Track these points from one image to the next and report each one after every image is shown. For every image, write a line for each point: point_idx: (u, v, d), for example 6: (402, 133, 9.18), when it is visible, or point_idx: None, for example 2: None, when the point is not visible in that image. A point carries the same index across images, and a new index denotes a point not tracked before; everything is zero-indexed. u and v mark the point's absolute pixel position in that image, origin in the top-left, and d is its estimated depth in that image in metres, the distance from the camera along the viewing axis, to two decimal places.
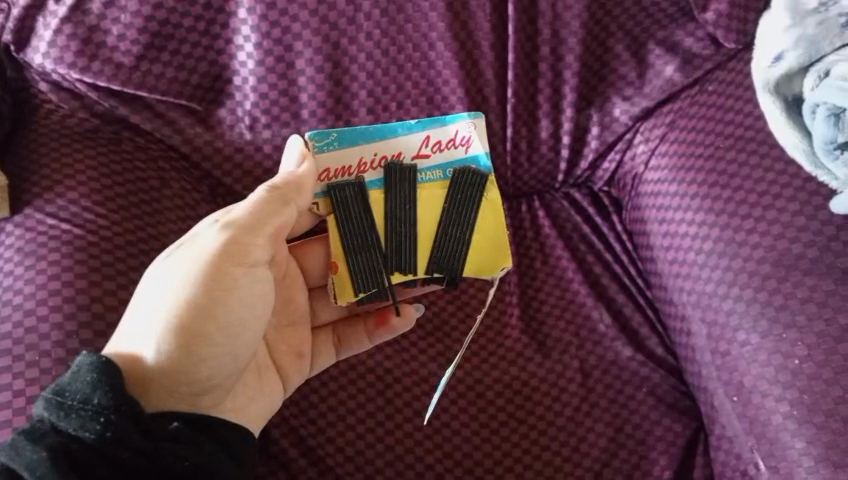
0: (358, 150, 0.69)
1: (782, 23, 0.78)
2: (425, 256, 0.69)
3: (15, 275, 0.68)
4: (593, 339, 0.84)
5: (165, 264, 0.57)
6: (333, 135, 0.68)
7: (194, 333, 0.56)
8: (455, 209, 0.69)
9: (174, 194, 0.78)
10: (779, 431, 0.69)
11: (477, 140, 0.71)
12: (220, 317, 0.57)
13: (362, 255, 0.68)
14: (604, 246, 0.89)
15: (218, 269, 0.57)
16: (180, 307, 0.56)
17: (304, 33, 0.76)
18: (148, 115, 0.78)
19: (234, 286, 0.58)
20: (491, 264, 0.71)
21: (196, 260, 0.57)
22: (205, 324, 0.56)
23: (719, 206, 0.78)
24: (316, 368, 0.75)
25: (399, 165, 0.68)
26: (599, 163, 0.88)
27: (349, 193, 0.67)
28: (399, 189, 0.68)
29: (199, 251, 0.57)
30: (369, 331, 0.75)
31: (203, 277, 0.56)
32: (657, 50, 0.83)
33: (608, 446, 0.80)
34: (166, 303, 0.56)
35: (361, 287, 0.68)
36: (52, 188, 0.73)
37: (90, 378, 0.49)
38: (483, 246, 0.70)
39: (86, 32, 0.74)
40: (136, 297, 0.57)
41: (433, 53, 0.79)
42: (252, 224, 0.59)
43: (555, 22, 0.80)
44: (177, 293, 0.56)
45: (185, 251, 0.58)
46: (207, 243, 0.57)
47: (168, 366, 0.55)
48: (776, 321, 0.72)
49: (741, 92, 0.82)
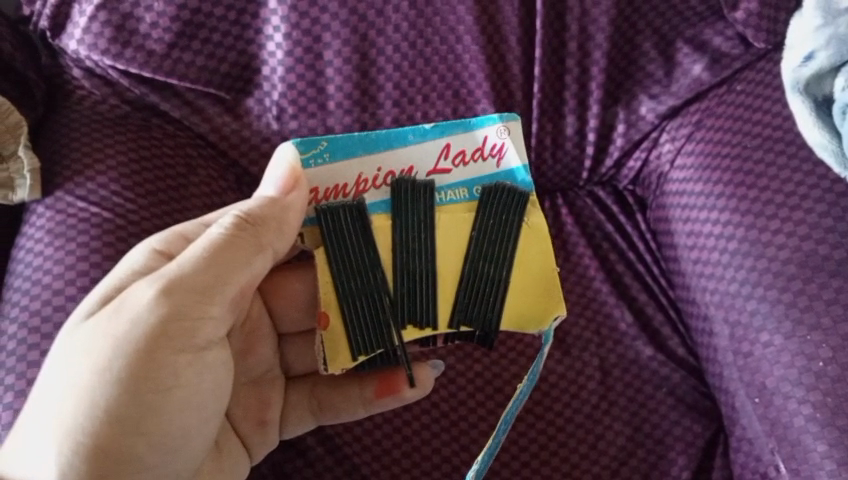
0: (355, 163, 0.63)
1: (813, 23, 0.78)
2: (448, 303, 0.63)
3: (45, 255, 0.69)
4: (614, 338, 0.84)
5: (75, 354, 0.54)
6: (322, 145, 0.62)
7: (110, 454, 0.54)
8: (482, 236, 0.63)
9: (200, 181, 0.79)
10: (801, 433, 0.68)
11: (511, 148, 0.65)
12: (149, 406, 0.55)
13: (360, 303, 0.62)
14: (627, 244, 0.89)
15: (144, 354, 0.54)
16: (98, 399, 0.53)
17: (333, 24, 0.77)
18: (177, 102, 0.79)
19: (162, 376, 0.56)
20: (539, 315, 0.64)
21: (111, 355, 0.54)
22: (123, 438, 0.54)
23: (744, 206, 0.77)
24: (287, 431, 0.74)
25: (409, 182, 0.62)
26: (625, 161, 0.88)
27: (342, 219, 0.61)
28: (412, 215, 0.62)
29: (126, 323, 0.54)
30: (365, 400, 0.72)
31: (128, 356, 0.54)
32: (685, 49, 0.83)
33: (626, 444, 0.80)
34: (80, 390, 0.53)
35: (359, 348, 0.62)
36: (81, 172, 0.74)
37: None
38: (530, 285, 0.64)
39: (120, 20, 0.75)
40: (53, 369, 0.55)
41: (460, 46, 0.79)
42: (189, 289, 0.56)
43: (583, 18, 0.80)
44: (94, 379, 0.53)
45: (94, 348, 0.54)
46: (135, 313, 0.54)
47: (79, 473, 0.53)
48: (801, 323, 0.70)
49: (769, 93, 0.81)
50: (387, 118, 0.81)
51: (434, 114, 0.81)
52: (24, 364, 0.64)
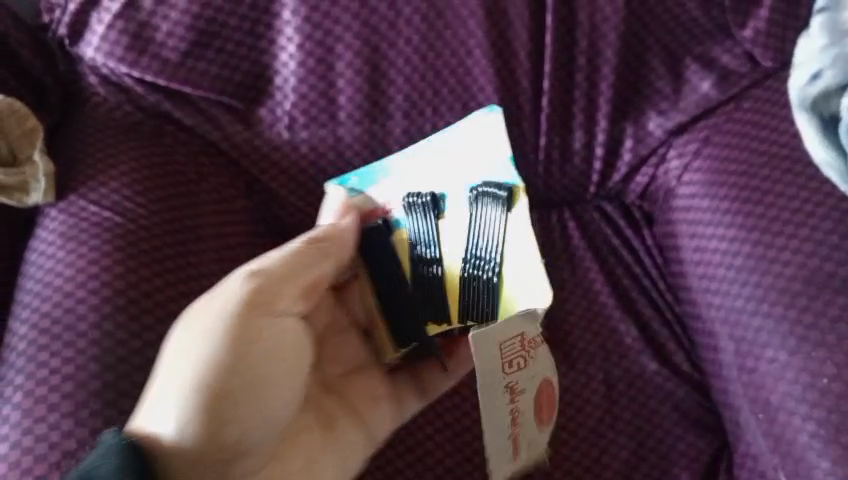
0: (379, 188, 0.79)
1: (819, 43, 0.79)
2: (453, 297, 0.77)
3: (56, 258, 0.70)
4: (620, 351, 0.84)
5: (183, 328, 0.58)
6: (353, 179, 0.80)
7: (219, 402, 0.56)
8: (479, 233, 0.77)
9: (211, 188, 0.80)
10: (805, 450, 0.68)
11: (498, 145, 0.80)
12: (248, 368, 0.58)
13: (394, 302, 0.74)
14: (633, 258, 0.89)
15: (242, 318, 0.59)
16: (206, 356, 0.56)
17: (345, 36, 0.78)
18: (191, 110, 0.80)
19: (255, 335, 0.59)
20: (529, 294, 0.75)
21: (215, 322, 0.58)
22: (230, 387, 0.57)
23: (750, 222, 0.78)
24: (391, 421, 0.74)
25: (414, 195, 0.78)
26: (633, 176, 0.89)
27: (373, 234, 0.76)
28: (418, 229, 0.78)
29: (223, 296, 0.59)
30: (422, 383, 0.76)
31: (227, 323, 0.58)
32: (693, 66, 0.84)
33: (630, 458, 0.80)
34: (189, 353, 0.56)
35: (403, 342, 0.74)
36: (94, 177, 0.76)
37: (116, 463, 0.49)
38: (519, 270, 0.76)
39: (136, 28, 0.76)
40: (163, 347, 0.58)
41: (471, 59, 0.80)
42: (274, 273, 0.62)
43: (593, 33, 0.81)
44: (202, 342, 0.57)
45: (200, 318, 0.58)
46: (229, 290, 0.59)
47: (194, 418, 0.55)
48: (806, 340, 0.70)
49: (777, 110, 0.82)
50: (397, 130, 0.82)
51: (443, 125, 0.83)
52: (34, 365, 0.64)
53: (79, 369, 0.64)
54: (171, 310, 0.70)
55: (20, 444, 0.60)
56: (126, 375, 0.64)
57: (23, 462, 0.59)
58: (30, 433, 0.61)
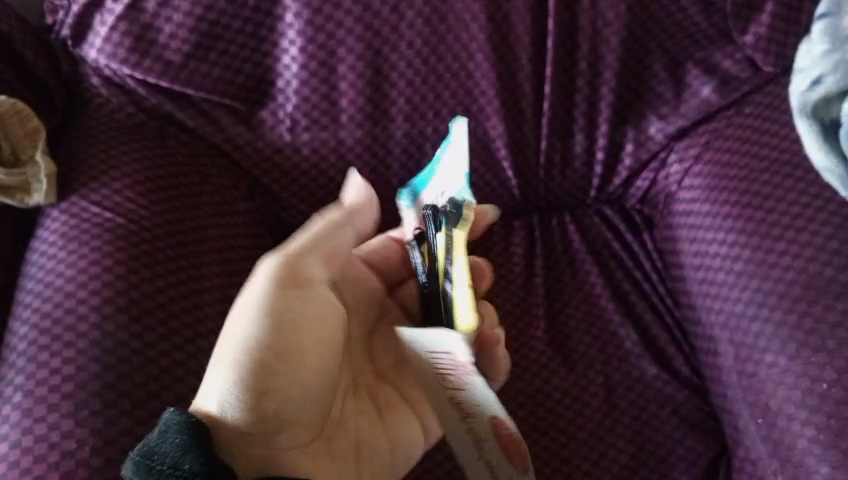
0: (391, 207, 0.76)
1: (821, 48, 0.79)
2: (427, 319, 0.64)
3: (58, 258, 0.70)
4: (619, 355, 0.85)
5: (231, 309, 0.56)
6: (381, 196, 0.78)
7: (272, 376, 0.53)
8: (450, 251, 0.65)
9: (213, 190, 0.80)
10: (804, 455, 0.68)
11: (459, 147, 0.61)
12: (295, 341, 0.56)
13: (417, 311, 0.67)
14: (634, 263, 0.89)
15: (282, 292, 0.57)
16: (255, 331, 0.54)
17: (347, 39, 0.78)
18: (193, 112, 0.80)
19: (299, 308, 0.57)
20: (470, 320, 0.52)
21: (256, 300, 0.56)
22: (283, 361, 0.54)
23: (750, 227, 0.78)
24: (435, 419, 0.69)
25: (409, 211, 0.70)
26: (633, 181, 0.89)
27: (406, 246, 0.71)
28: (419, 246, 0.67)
29: (260, 274, 0.58)
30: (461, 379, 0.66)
31: (268, 299, 0.56)
32: (695, 71, 0.84)
33: (629, 463, 0.80)
34: (237, 332, 0.54)
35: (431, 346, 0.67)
36: (96, 178, 0.76)
37: (179, 440, 0.48)
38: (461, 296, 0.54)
39: (139, 29, 0.77)
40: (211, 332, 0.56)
41: (472, 63, 0.80)
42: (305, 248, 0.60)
43: (594, 38, 0.81)
44: (248, 318, 0.55)
45: (244, 298, 0.56)
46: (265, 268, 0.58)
47: (250, 393, 0.52)
48: (805, 345, 0.71)
49: (777, 116, 0.82)
50: (398, 133, 0.83)
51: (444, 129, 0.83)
52: (34, 365, 0.64)
53: (80, 370, 0.64)
54: (171, 311, 0.70)
55: (19, 444, 0.60)
56: (126, 376, 0.64)
57: (22, 462, 0.59)
58: (30, 434, 0.60)
